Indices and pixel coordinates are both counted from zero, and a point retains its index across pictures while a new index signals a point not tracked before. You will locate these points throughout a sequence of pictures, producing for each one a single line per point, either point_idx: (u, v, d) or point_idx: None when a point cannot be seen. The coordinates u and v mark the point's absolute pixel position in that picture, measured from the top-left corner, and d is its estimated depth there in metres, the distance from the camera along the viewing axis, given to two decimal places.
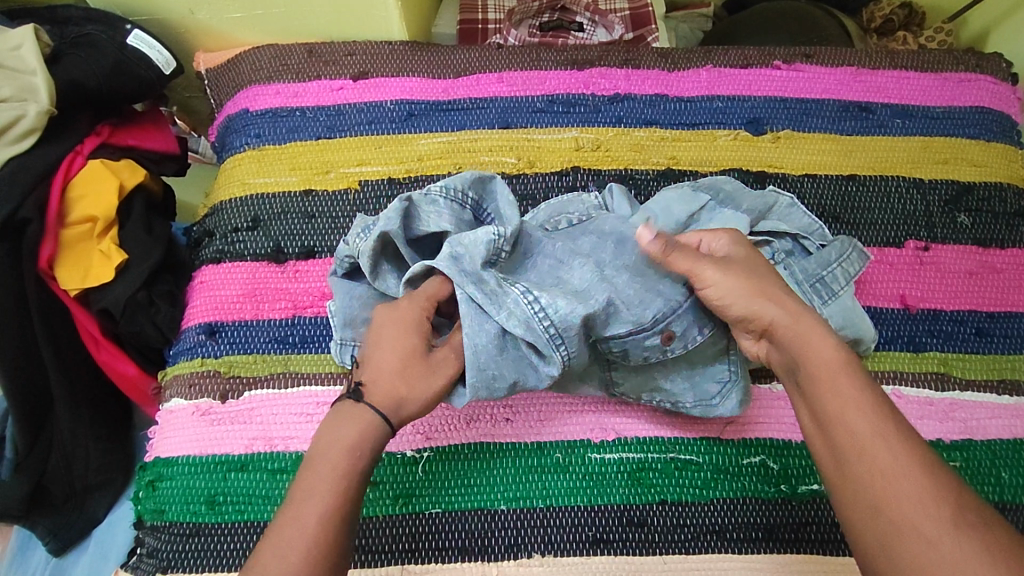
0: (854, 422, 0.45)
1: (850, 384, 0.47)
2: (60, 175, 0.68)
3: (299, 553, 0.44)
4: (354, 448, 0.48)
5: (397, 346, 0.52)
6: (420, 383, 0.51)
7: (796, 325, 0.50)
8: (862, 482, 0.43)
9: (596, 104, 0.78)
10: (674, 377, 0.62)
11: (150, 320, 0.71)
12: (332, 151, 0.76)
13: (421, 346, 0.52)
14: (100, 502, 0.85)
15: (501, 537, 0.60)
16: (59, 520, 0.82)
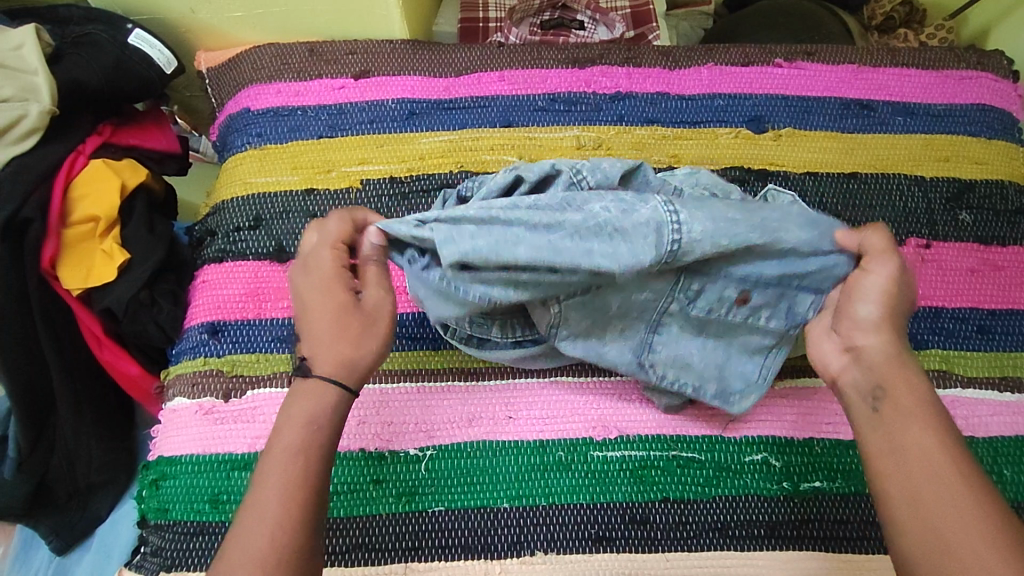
0: (923, 454, 0.46)
1: (920, 418, 0.48)
2: (62, 175, 0.68)
3: (266, 537, 0.45)
4: (309, 422, 0.50)
5: (325, 306, 0.52)
6: (359, 335, 0.52)
7: (890, 355, 0.51)
8: (900, 501, 0.46)
9: (597, 103, 0.78)
10: (707, 361, 0.58)
11: (152, 319, 0.71)
12: (334, 150, 0.76)
13: (348, 296, 0.52)
14: (103, 500, 0.86)
15: (503, 534, 0.60)
16: (63, 519, 0.83)
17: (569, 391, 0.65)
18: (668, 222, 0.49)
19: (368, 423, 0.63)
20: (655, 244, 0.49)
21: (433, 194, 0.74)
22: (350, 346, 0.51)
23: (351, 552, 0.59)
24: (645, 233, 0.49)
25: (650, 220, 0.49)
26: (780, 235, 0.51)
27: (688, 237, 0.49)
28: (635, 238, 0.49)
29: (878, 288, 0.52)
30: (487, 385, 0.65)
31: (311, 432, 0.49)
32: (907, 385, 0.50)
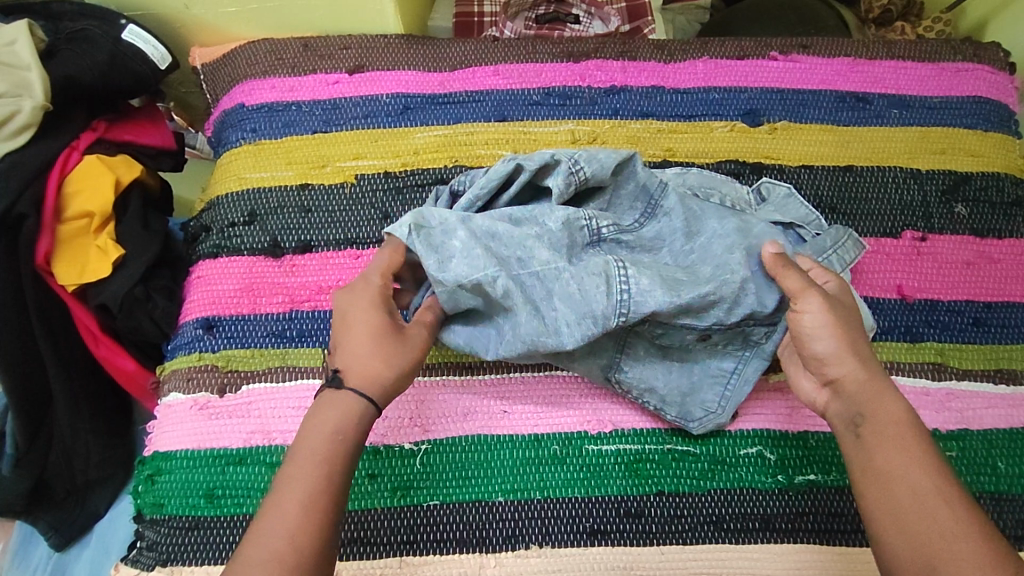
0: (904, 487, 0.47)
1: (899, 435, 0.49)
2: (56, 171, 0.68)
3: (284, 540, 0.45)
4: (336, 432, 0.50)
5: (366, 324, 0.53)
6: (394, 355, 0.53)
7: (863, 387, 0.51)
8: (886, 520, 0.46)
9: (592, 97, 0.78)
10: (673, 385, 0.62)
11: (147, 315, 0.71)
12: (328, 145, 0.76)
13: (393, 322, 0.55)
14: (101, 496, 0.86)
15: (499, 528, 0.60)
16: (60, 515, 0.83)
17: (564, 384, 0.65)
18: (616, 273, 0.54)
19: None
20: (607, 303, 0.53)
21: (427, 188, 0.74)
22: (386, 365, 0.53)
23: (345, 546, 0.59)
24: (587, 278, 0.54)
25: (601, 273, 0.54)
26: (726, 283, 0.56)
27: (637, 290, 0.54)
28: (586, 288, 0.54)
29: (827, 322, 0.52)
30: (482, 379, 0.66)
31: (332, 436, 0.50)
32: (884, 407, 0.50)
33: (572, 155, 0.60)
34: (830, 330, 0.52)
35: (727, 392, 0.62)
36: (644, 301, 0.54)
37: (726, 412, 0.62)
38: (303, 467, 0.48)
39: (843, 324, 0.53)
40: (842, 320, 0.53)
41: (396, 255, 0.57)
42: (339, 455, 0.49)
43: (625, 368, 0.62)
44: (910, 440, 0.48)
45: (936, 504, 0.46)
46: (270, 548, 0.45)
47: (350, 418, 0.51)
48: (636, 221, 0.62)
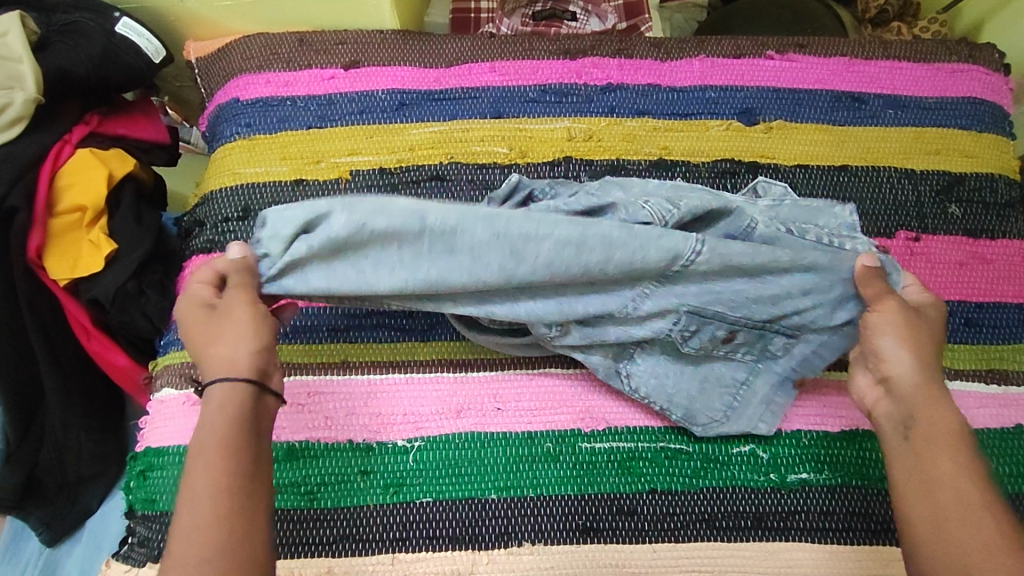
0: (950, 492, 0.48)
1: (951, 442, 0.50)
2: (49, 164, 0.67)
3: (202, 531, 0.44)
4: (210, 427, 0.48)
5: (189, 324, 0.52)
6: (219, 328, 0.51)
7: (917, 393, 0.52)
8: (928, 517, 0.47)
9: (588, 94, 0.78)
10: (680, 388, 0.62)
11: (140, 309, 0.70)
12: (323, 140, 0.75)
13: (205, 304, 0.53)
14: (93, 492, 0.89)
15: (491, 525, 0.60)
16: (51, 511, 0.86)
17: (559, 381, 0.66)
18: (686, 254, 0.56)
19: (357, 415, 0.64)
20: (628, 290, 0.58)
21: (423, 185, 0.74)
22: (225, 342, 0.51)
23: (335, 543, 0.59)
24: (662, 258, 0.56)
25: (671, 250, 0.56)
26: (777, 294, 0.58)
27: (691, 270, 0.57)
28: (648, 255, 0.55)
29: (904, 329, 0.54)
30: (474, 376, 0.66)
31: (211, 432, 0.47)
32: (934, 420, 0.51)
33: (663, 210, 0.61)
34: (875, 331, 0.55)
35: (735, 403, 0.63)
36: (688, 276, 0.57)
37: (734, 425, 0.63)
38: (199, 463, 0.46)
39: (913, 328, 0.54)
40: (912, 328, 0.54)
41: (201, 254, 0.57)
42: (224, 444, 0.47)
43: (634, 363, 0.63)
44: (960, 451, 0.49)
45: (979, 514, 0.46)
46: (182, 542, 0.44)
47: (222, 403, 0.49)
48: None
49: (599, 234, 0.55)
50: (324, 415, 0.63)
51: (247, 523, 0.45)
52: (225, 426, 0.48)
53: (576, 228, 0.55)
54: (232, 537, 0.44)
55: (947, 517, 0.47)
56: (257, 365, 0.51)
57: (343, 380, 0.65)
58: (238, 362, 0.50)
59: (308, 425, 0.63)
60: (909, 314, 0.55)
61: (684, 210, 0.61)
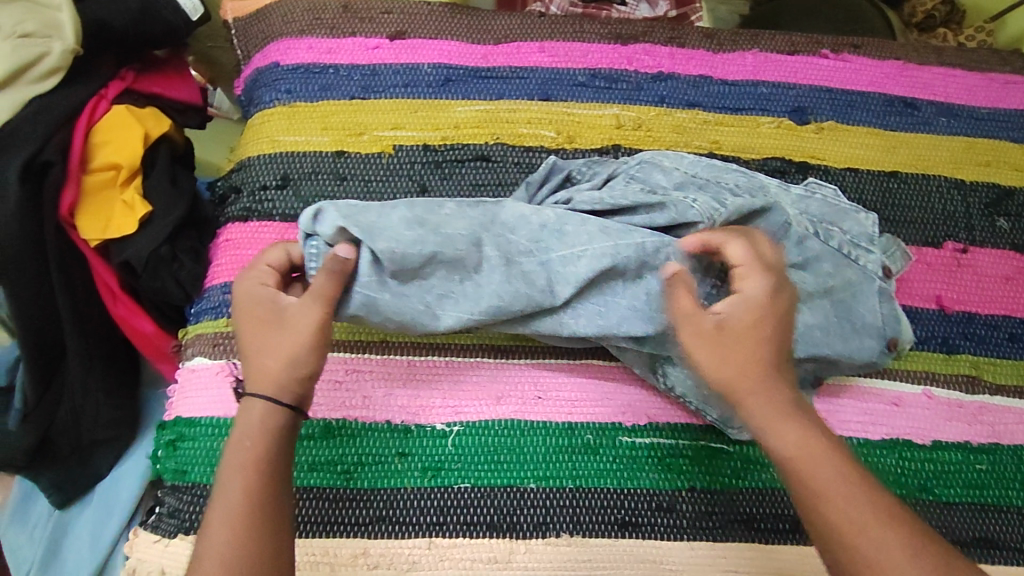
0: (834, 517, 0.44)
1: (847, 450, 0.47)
2: (83, 120, 0.64)
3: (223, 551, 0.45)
4: (246, 441, 0.49)
5: (248, 325, 0.52)
6: (277, 340, 0.51)
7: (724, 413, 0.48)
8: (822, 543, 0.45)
9: (639, 82, 0.76)
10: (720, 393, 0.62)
11: (172, 275, 0.68)
12: (365, 112, 0.73)
13: (271, 310, 0.52)
14: (104, 457, 0.88)
15: (528, 515, 0.61)
16: (62, 474, 0.85)
17: (603, 374, 0.66)
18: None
19: (396, 396, 0.64)
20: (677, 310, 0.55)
21: (467, 165, 0.72)
22: (278, 358, 0.50)
23: (372, 524, 0.60)
24: (697, 276, 0.56)
25: (704, 259, 0.56)
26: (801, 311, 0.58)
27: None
28: (683, 267, 0.55)
29: (752, 324, 0.49)
30: (516, 363, 0.66)
31: (243, 448, 0.48)
32: (776, 430, 0.47)
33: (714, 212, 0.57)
34: (754, 329, 0.49)
35: None
36: (727, 300, 0.56)
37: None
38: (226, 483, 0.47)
39: (767, 320, 0.49)
40: (756, 323, 0.49)
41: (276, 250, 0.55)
42: (254, 458, 0.48)
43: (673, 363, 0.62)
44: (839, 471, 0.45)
45: (862, 538, 0.43)
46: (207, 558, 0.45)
47: (259, 424, 0.49)
48: None
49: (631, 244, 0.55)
50: (362, 394, 0.64)
51: (259, 539, 0.46)
52: (256, 439, 0.49)
53: (611, 243, 0.55)
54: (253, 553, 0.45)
55: (843, 530, 0.44)
56: (302, 391, 0.51)
57: (381, 359, 0.65)
58: (283, 383, 0.50)
59: (347, 403, 0.63)
60: (749, 302, 0.50)
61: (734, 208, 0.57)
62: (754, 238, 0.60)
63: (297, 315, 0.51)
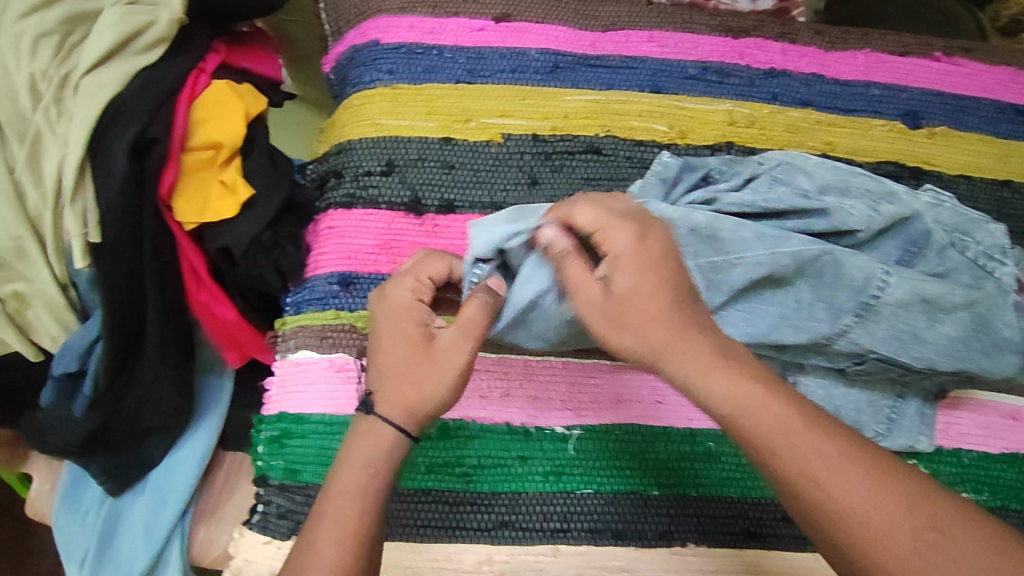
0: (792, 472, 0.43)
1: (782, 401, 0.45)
2: (185, 93, 0.59)
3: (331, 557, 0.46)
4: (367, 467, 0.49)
5: (396, 344, 0.53)
6: (421, 373, 0.51)
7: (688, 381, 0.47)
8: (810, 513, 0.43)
9: (751, 77, 0.73)
10: (851, 404, 0.61)
11: (272, 263, 0.65)
12: (471, 97, 0.69)
13: (423, 337, 0.52)
14: (156, 443, 0.87)
15: (653, 522, 0.62)
16: (115, 458, 0.84)
17: None
18: (878, 279, 0.56)
19: (513, 398, 0.64)
20: (829, 321, 0.56)
21: (578, 157, 0.69)
22: (417, 390, 0.51)
23: (499, 529, 0.61)
24: (854, 285, 0.56)
25: (864, 270, 0.56)
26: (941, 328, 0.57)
27: (886, 300, 0.56)
28: (842, 276, 0.56)
29: (633, 284, 0.48)
30: (631, 365, 0.66)
31: (359, 469, 0.49)
32: (713, 384, 0.46)
33: (869, 220, 0.58)
34: (629, 297, 0.48)
35: (894, 415, 0.62)
36: (880, 312, 0.56)
37: (897, 440, 0.62)
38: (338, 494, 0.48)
39: (641, 275, 0.48)
40: (643, 285, 0.48)
41: (436, 263, 0.57)
42: (365, 481, 0.48)
43: (804, 371, 0.61)
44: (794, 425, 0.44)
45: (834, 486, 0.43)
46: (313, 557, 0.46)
47: (382, 450, 0.50)
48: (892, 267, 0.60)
49: (790, 251, 0.55)
50: (479, 394, 0.64)
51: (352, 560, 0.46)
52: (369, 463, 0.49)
53: (768, 250, 0.55)
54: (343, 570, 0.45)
55: (799, 484, 0.43)
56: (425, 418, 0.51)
57: (495, 359, 0.65)
58: (412, 410, 0.50)
59: (466, 403, 0.63)
60: (626, 259, 0.49)
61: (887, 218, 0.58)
62: (894, 246, 0.60)
63: (447, 352, 0.51)
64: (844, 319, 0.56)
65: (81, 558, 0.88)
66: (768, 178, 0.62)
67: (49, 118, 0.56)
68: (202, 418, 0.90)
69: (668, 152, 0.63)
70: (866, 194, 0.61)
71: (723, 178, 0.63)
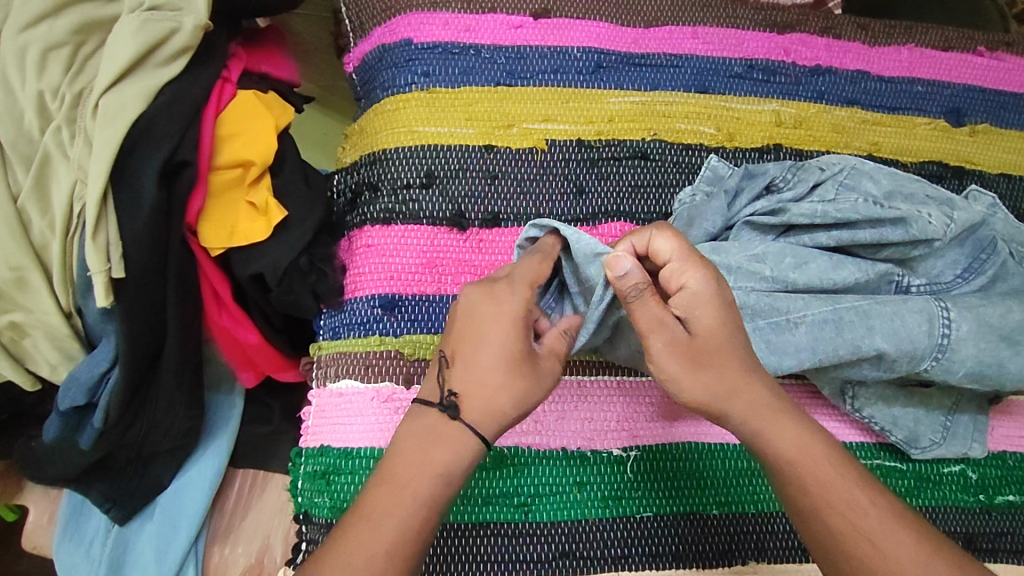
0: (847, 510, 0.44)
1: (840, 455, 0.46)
2: (211, 107, 0.54)
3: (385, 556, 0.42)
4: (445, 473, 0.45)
5: (501, 347, 0.47)
6: (509, 376, 0.47)
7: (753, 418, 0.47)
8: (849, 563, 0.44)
9: (797, 75, 0.71)
10: (909, 417, 0.61)
11: (308, 288, 0.60)
12: (513, 101, 0.65)
13: (527, 346, 0.48)
14: (165, 468, 0.78)
15: (714, 543, 0.59)
16: (118, 486, 0.75)
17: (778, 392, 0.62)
18: (939, 315, 0.55)
19: (568, 420, 0.60)
20: (909, 363, 0.55)
21: (625, 163, 0.66)
22: (502, 397, 0.47)
23: (556, 560, 0.57)
24: (923, 327, 0.54)
25: (923, 312, 0.55)
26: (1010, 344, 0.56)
27: (958, 336, 0.54)
28: (908, 326, 0.54)
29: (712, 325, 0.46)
30: None
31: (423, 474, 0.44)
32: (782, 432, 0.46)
33: (944, 225, 0.56)
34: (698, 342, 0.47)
35: (948, 425, 0.61)
36: (956, 349, 0.55)
37: (951, 448, 0.61)
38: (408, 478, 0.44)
39: (713, 315, 0.47)
40: (721, 328, 0.47)
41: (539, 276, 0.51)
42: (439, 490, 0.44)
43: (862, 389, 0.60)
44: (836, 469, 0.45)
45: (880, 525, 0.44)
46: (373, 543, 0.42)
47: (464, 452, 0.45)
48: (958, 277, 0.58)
49: (850, 306, 0.55)
50: (533, 419, 0.59)
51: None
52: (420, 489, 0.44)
53: (829, 307, 0.55)
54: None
55: (853, 546, 0.44)
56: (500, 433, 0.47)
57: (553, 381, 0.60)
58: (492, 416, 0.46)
59: (519, 430, 0.59)
60: (701, 298, 0.47)
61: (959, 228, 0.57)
62: (961, 253, 0.59)
63: (545, 368, 0.49)
64: (920, 360, 0.55)
65: None
66: (835, 183, 0.60)
67: (61, 139, 0.51)
68: (211, 437, 0.80)
69: (716, 157, 0.65)
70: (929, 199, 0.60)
71: (787, 187, 0.61)
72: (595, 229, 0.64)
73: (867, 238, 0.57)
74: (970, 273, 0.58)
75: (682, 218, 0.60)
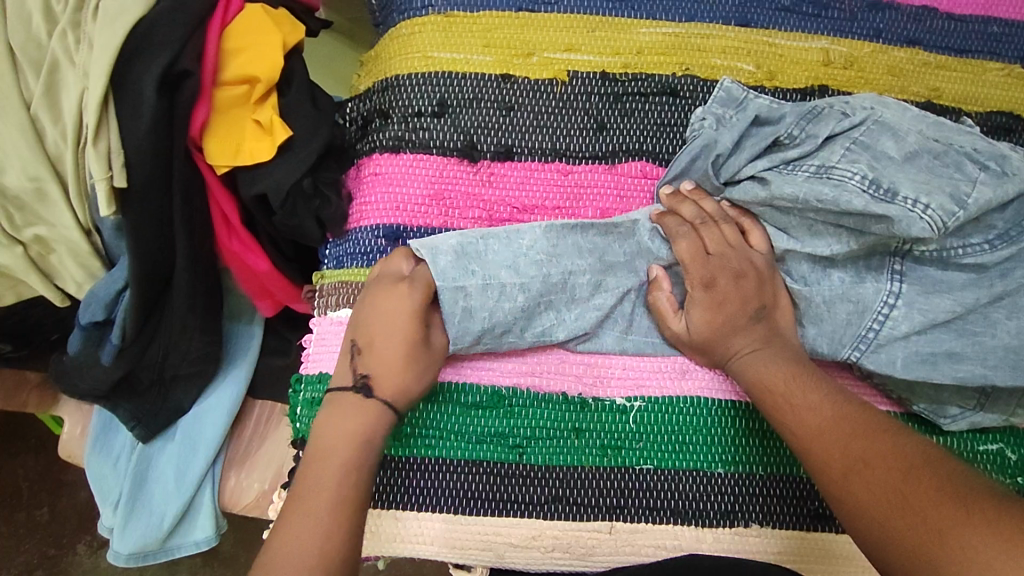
0: (825, 452, 0.47)
1: (842, 408, 0.49)
2: (217, 18, 0.53)
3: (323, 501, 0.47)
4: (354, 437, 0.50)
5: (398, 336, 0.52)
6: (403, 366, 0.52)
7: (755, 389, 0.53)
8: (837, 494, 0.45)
9: (853, 10, 0.64)
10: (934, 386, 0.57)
11: (312, 213, 0.59)
12: (534, 28, 0.62)
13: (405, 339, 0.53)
14: (186, 392, 0.78)
15: (717, 502, 0.56)
16: (142, 405, 0.75)
17: None
18: (875, 309, 0.54)
19: (569, 364, 0.58)
20: (834, 348, 0.55)
21: (652, 99, 0.61)
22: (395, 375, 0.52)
23: (547, 504, 0.55)
24: (848, 316, 0.55)
25: (859, 300, 0.54)
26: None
27: (889, 333, 0.54)
28: (836, 312, 0.55)
29: (730, 292, 0.55)
30: None
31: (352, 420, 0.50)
32: (765, 372, 0.52)
33: (951, 213, 0.50)
34: (715, 330, 0.55)
35: (984, 395, 0.57)
36: (889, 342, 0.54)
37: (989, 416, 0.56)
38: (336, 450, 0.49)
39: (736, 296, 0.55)
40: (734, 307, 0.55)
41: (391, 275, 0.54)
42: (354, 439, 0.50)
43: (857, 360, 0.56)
44: (834, 425, 0.48)
45: (861, 467, 0.45)
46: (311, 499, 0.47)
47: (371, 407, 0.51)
48: (986, 243, 0.52)
49: (798, 276, 0.57)
50: (534, 361, 0.58)
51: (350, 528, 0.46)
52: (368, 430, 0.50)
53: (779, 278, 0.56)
54: (326, 529, 0.46)
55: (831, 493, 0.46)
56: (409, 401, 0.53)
57: None
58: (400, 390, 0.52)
59: (516, 369, 0.58)
60: (733, 277, 0.55)
61: (972, 213, 0.50)
62: (1000, 218, 0.52)
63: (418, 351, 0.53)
64: (844, 350, 0.55)
65: (114, 501, 0.79)
66: (844, 144, 0.54)
67: (68, 46, 0.52)
68: (230, 366, 0.81)
69: (730, 78, 0.60)
70: (965, 155, 0.52)
71: (793, 144, 0.56)
72: (614, 167, 0.61)
73: (857, 218, 0.52)
74: (1002, 240, 0.52)
75: (672, 171, 0.59)
